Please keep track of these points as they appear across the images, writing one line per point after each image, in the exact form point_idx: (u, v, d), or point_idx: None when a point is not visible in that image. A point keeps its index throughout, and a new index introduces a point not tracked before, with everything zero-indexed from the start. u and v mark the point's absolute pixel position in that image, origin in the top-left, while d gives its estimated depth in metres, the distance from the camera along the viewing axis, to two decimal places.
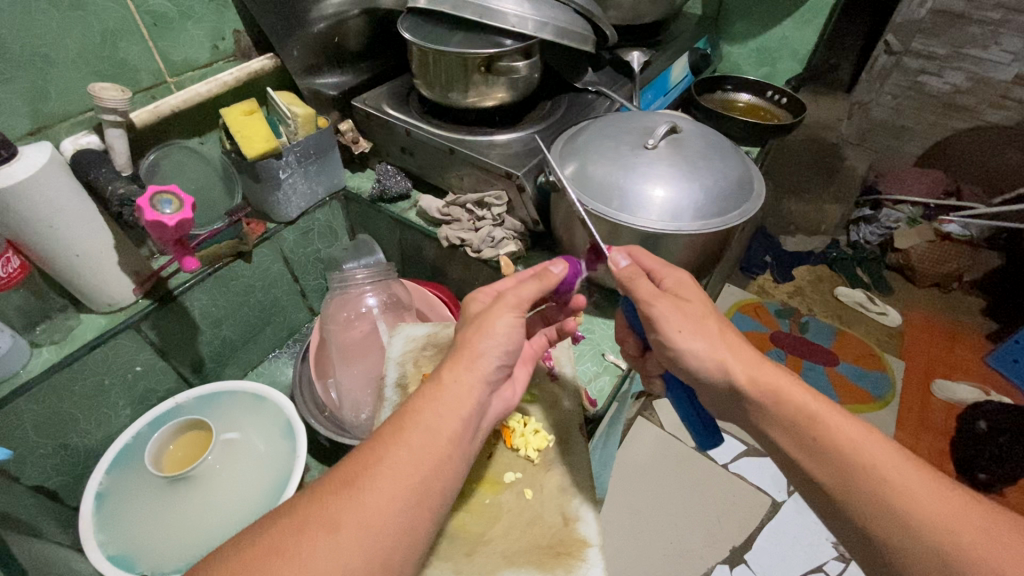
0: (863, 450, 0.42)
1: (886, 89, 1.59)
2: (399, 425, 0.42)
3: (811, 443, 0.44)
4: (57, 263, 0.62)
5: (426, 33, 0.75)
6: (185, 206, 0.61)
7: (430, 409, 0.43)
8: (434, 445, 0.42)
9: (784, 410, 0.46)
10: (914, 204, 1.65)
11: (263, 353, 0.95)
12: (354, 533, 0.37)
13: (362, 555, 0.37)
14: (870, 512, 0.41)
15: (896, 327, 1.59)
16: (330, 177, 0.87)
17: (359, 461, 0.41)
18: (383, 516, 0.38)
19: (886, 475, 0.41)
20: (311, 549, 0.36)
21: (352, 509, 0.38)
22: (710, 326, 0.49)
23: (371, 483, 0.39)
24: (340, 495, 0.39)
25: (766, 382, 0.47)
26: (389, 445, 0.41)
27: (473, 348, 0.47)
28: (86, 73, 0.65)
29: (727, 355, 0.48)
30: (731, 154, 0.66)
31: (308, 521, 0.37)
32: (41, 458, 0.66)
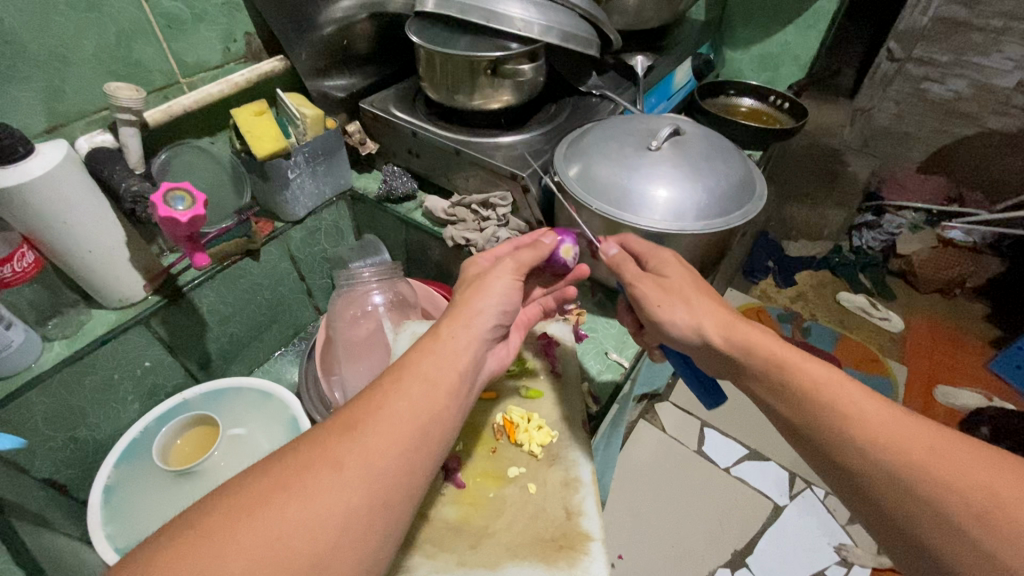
0: (831, 391, 0.43)
1: (889, 95, 1.60)
2: (399, 374, 0.44)
3: (782, 391, 0.45)
4: (70, 258, 0.63)
5: (434, 37, 0.76)
6: (197, 204, 0.62)
7: (430, 361, 0.45)
8: (434, 393, 0.43)
9: (773, 367, 0.45)
10: (917, 210, 1.67)
11: (269, 351, 0.96)
12: (357, 472, 0.38)
13: (366, 490, 0.38)
14: (840, 449, 0.41)
15: (898, 333, 1.60)
16: (337, 178, 0.88)
17: (360, 406, 0.42)
18: (384, 458, 0.39)
19: (854, 413, 0.41)
20: (315, 485, 0.37)
21: (354, 450, 0.39)
22: (688, 292, 0.51)
23: (372, 427, 0.40)
24: (343, 437, 0.40)
25: (742, 339, 0.47)
26: (389, 392, 0.43)
27: (472, 306, 0.50)
28: (101, 73, 0.66)
29: (700, 318, 0.49)
30: (734, 156, 0.67)
31: (311, 461, 0.38)
32: (52, 450, 0.67)
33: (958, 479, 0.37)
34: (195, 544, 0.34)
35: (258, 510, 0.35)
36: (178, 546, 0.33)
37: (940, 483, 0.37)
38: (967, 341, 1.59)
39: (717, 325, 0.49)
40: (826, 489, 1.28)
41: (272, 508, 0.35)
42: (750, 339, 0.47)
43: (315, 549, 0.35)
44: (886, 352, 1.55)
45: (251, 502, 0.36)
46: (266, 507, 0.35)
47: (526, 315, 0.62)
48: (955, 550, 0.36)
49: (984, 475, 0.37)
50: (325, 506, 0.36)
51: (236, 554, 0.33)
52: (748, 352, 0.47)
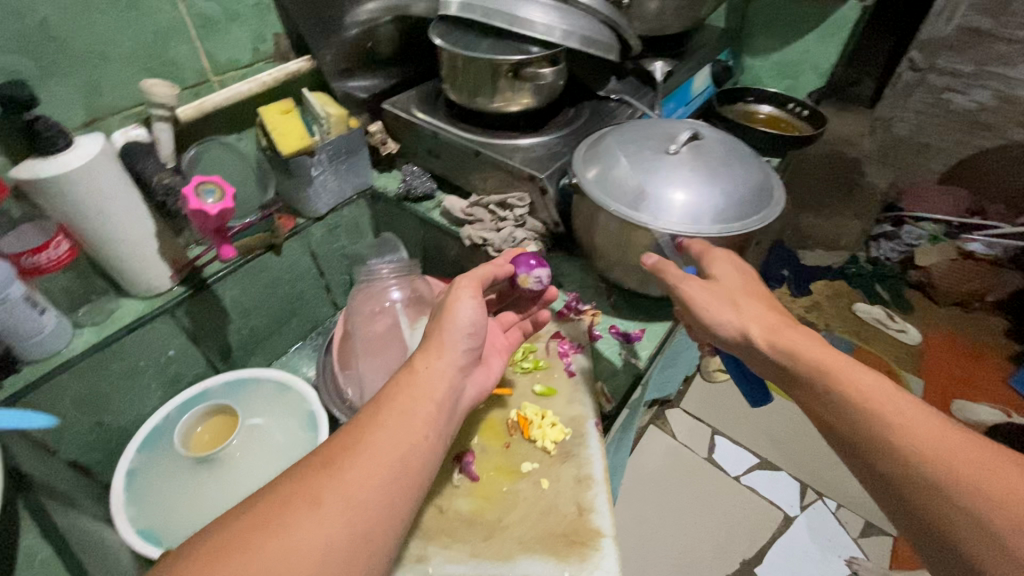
0: (867, 396, 0.44)
1: (911, 105, 1.56)
2: (377, 408, 0.46)
3: (825, 395, 0.46)
4: (102, 247, 0.65)
5: (456, 39, 0.77)
6: (226, 196, 0.64)
7: (404, 393, 0.47)
8: (409, 425, 0.45)
9: (803, 366, 0.48)
10: (936, 221, 1.62)
11: (287, 344, 0.98)
12: (337, 505, 0.39)
13: (345, 524, 0.39)
14: (864, 440, 0.43)
15: (915, 346, 1.58)
16: (359, 176, 0.90)
17: (340, 443, 0.43)
18: (364, 489, 0.40)
19: (890, 417, 0.42)
20: (294, 521, 0.38)
21: (334, 484, 0.40)
22: (736, 296, 0.54)
23: (350, 462, 0.42)
24: (322, 472, 0.41)
25: (787, 342, 0.49)
26: (367, 426, 0.44)
27: (441, 337, 0.51)
28: (137, 70, 0.69)
29: (746, 322, 0.52)
30: (752, 161, 0.68)
31: (291, 496, 0.39)
32: (78, 434, 0.69)
33: (993, 486, 0.36)
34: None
35: (239, 546, 0.36)
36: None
37: (972, 488, 0.37)
38: (986, 356, 1.56)
39: (760, 327, 0.52)
40: (838, 501, 1.26)
41: (253, 544, 0.36)
42: (793, 342, 0.49)
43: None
44: (902, 363, 1.53)
45: (232, 539, 0.36)
46: (247, 542, 0.36)
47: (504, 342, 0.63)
48: (985, 556, 0.35)
49: (1020, 486, 0.36)
50: (305, 538, 0.37)
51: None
52: (792, 354, 0.48)
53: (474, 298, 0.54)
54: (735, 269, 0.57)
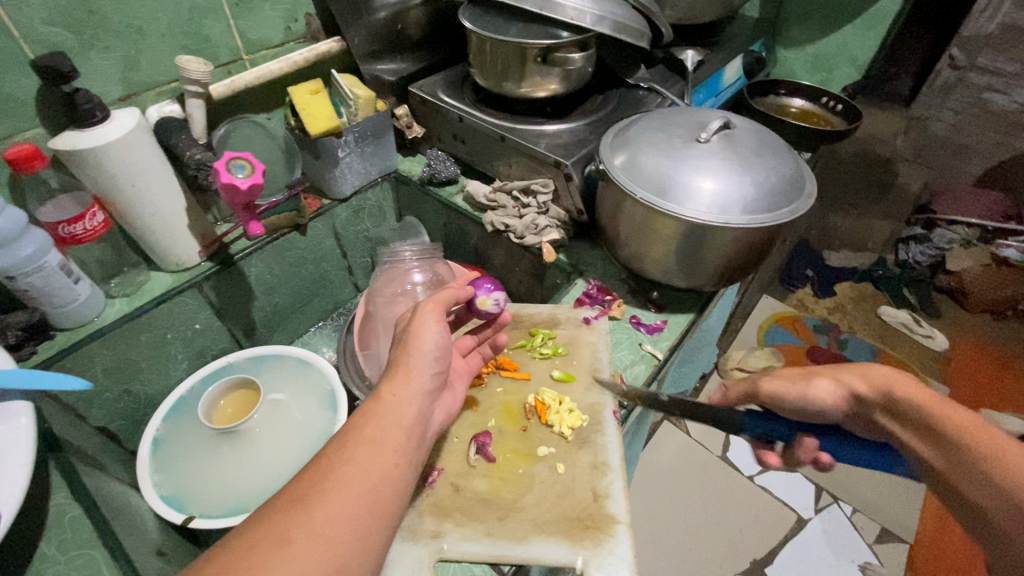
0: (960, 427, 0.39)
1: (948, 104, 1.51)
2: (343, 440, 0.43)
3: (926, 434, 0.41)
4: (135, 220, 0.67)
5: (486, 22, 0.77)
6: (256, 172, 0.65)
7: (371, 423, 0.44)
8: (375, 454, 0.42)
9: (905, 408, 0.43)
10: (971, 225, 1.56)
11: (309, 323, 1.00)
12: (307, 543, 0.36)
13: (319, 563, 0.35)
14: (969, 483, 0.37)
15: (942, 351, 1.54)
16: (384, 159, 0.91)
17: (307, 476, 0.40)
18: (334, 525, 0.37)
19: (984, 441, 0.37)
20: (261, 565, 0.34)
21: (303, 522, 0.37)
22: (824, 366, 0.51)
23: (318, 499, 0.38)
24: (289, 511, 0.37)
25: (882, 382, 0.46)
26: (335, 459, 0.41)
27: (409, 361, 0.49)
28: (173, 46, 0.70)
29: (833, 381, 0.49)
30: (784, 153, 0.66)
31: (252, 540, 0.36)
32: (107, 401, 0.72)
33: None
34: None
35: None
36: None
37: None
38: (1017, 367, 1.52)
39: (854, 378, 0.48)
40: (854, 506, 1.24)
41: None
42: (891, 380, 0.45)
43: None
44: (927, 369, 1.50)
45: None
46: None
47: (468, 364, 0.60)
48: None
49: None
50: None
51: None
52: (889, 396, 0.44)
53: (438, 322, 0.52)
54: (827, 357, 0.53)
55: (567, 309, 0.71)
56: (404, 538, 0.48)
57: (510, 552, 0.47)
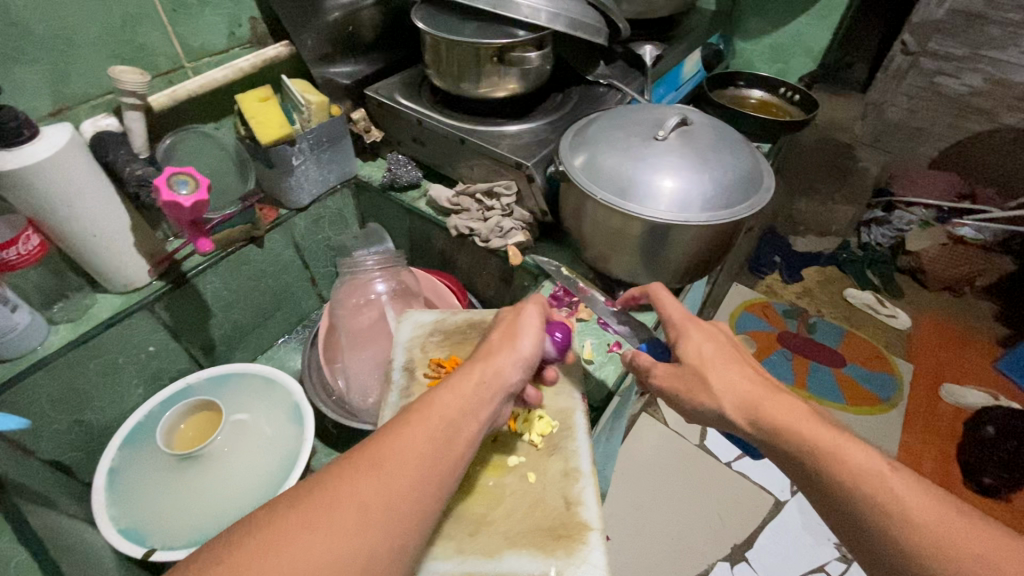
0: (858, 476, 0.43)
1: (902, 89, 1.55)
2: (380, 443, 0.41)
3: (816, 479, 0.44)
4: (75, 242, 0.63)
5: (439, 23, 0.75)
6: (200, 187, 0.62)
7: (411, 432, 0.42)
8: (407, 470, 0.40)
9: (781, 426, 0.47)
10: (926, 207, 1.63)
11: (273, 337, 0.97)
12: (351, 518, 0.37)
13: (355, 541, 0.36)
14: (848, 506, 0.43)
15: (905, 330, 1.59)
16: (342, 165, 0.88)
17: (333, 474, 0.39)
18: (377, 507, 0.38)
19: (886, 495, 0.42)
20: (305, 527, 0.36)
21: (348, 495, 0.38)
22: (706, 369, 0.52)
23: (366, 475, 0.39)
24: (340, 480, 0.39)
25: (771, 420, 0.47)
26: (367, 461, 0.40)
27: (494, 361, 0.48)
28: (106, 55, 0.66)
29: (721, 396, 0.50)
30: (741, 147, 0.66)
31: (269, 533, 0.36)
32: (56, 433, 0.68)
33: (975, 548, 0.39)
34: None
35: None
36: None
37: (927, 542, 0.40)
38: (976, 341, 1.57)
39: (736, 402, 0.49)
40: None
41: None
42: (756, 400, 0.49)
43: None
44: (892, 348, 1.54)
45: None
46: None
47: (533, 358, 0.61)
48: None
49: (968, 538, 0.39)
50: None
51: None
52: (762, 413, 0.48)
53: (536, 331, 0.52)
54: (712, 340, 0.54)
55: None
56: None
57: (482, 568, 0.46)
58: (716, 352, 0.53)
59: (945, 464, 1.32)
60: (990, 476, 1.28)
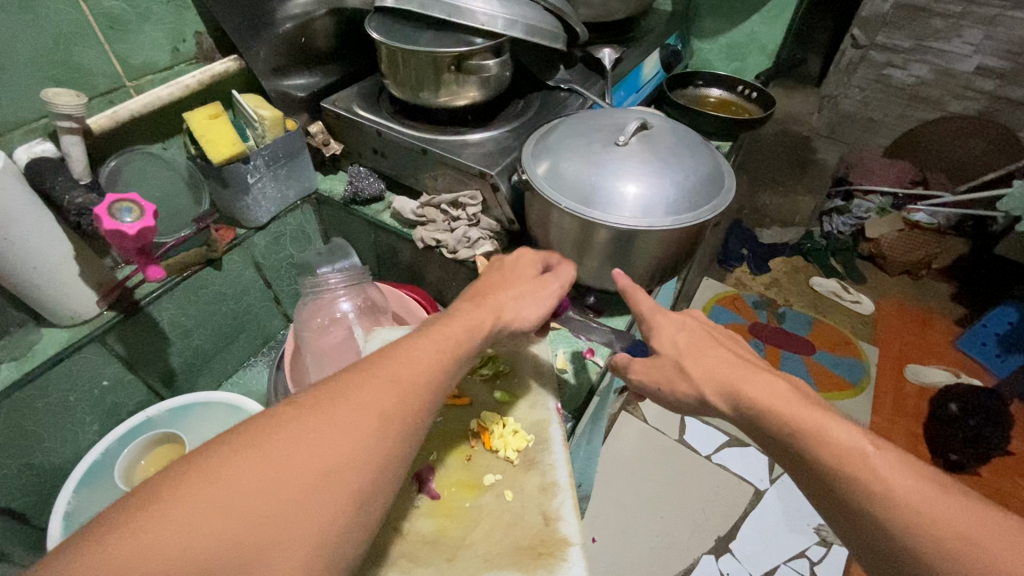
0: (840, 457, 0.41)
1: (854, 82, 1.61)
2: (391, 356, 0.43)
3: (800, 460, 0.43)
4: (14, 276, 0.59)
5: (394, 33, 0.74)
6: (146, 214, 0.59)
7: (418, 350, 0.44)
8: (419, 382, 0.42)
9: (761, 409, 0.46)
10: (883, 194, 1.69)
11: (238, 362, 0.94)
12: (322, 436, 0.36)
13: (326, 458, 0.36)
14: (834, 490, 0.41)
15: (869, 315, 1.64)
16: (301, 181, 0.85)
17: (324, 393, 0.39)
18: (350, 428, 0.37)
19: (868, 475, 0.40)
20: (276, 442, 0.35)
21: (321, 416, 0.38)
22: (685, 362, 0.51)
23: (342, 398, 0.39)
24: (315, 403, 0.38)
25: (751, 402, 0.46)
26: (380, 369, 0.42)
27: (477, 310, 0.50)
28: (38, 78, 0.63)
29: (700, 382, 0.50)
30: (701, 149, 0.67)
31: (284, 422, 0.37)
32: (5, 479, 0.64)
33: (961, 529, 0.37)
34: (166, 496, 0.32)
35: (229, 468, 0.34)
36: (145, 502, 0.31)
37: (909, 522, 0.37)
38: (936, 321, 1.63)
39: (717, 388, 0.49)
40: None
41: (237, 476, 0.33)
42: (737, 384, 0.48)
43: (283, 521, 0.33)
44: (859, 333, 1.59)
45: (224, 461, 0.34)
46: (233, 465, 0.34)
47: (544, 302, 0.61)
48: None
49: (954, 514, 0.37)
50: (299, 474, 0.35)
51: (200, 517, 0.31)
52: (741, 394, 0.47)
53: (531, 294, 0.54)
54: (684, 330, 0.54)
55: None
56: None
57: None
58: (690, 340, 0.53)
59: (914, 442, 1.35)
60: (956, 453, 1.34)
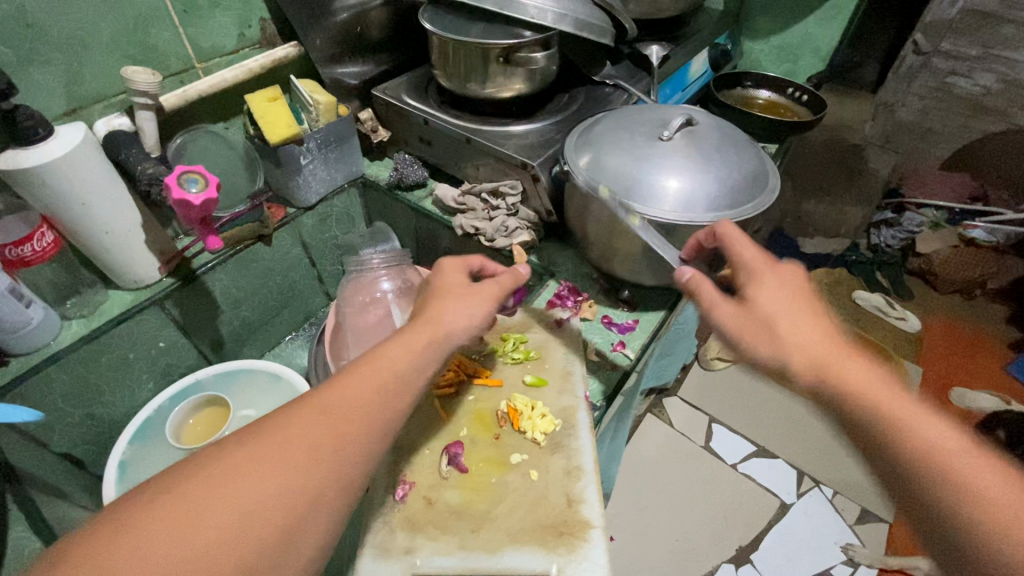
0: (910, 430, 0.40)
1: (913, 90, 1.52)
2: (332, 408, 0.42)
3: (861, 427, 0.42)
4: (88, 239, 0.64)
5: (446, 24, 0.76)
6: (210, 186, 0.63)
7: (366, 379, 0.44)
8: (363, 418, 0.42)
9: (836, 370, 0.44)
10: (938, 208, 1.62)
11: (280, 335, 0.98)
12: (265, 484, 0.37)
13: (268, 508, 0.37)
14: (898, 462, 0.40)
15: (914, 332, 1.58)
16: (349, 165, 0.89)
17: (269, 434, 0.40)
18: (293, 475, 0.38)
19: (933, 451, 0.39)
20: (217, 494, 0.36)
21: (265, 462, 0.38)
22: (774, 318, 0.47)
23: (290, 438, 0.40)
24: (261, 445, 0.39)
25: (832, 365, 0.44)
26: (320, 425, 0.41)
27: (430, 318, 0.49)
28: (119, 56, 0.68)
29: (791, 342, 0.46)
30: (746, 147, 0.66)
31: (216, 472, 0.37)
32: (69, 426, 0.70)
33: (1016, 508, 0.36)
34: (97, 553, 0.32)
35: (155, 529, 0.33)
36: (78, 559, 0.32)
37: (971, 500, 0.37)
38: (988, 345, 1.56)
39: (804, 349, 0.45)
40: (835, 488, 1.27)
41: (173, 531, 0.34)
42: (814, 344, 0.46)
43: None
44: (902, 352, 1.53)
45: (153, 518, 0.34)
46: (162, 521, 0.34)
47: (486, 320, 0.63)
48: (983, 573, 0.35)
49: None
50: (228, 534, 0.35)
51: None
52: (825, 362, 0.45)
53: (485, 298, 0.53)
54: (783, 287, 0.49)
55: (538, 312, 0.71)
56: (375, 553, 0.48)
57: (484, 564, 0.47)
58: (786, 298, 0.48)
59: None
60: None
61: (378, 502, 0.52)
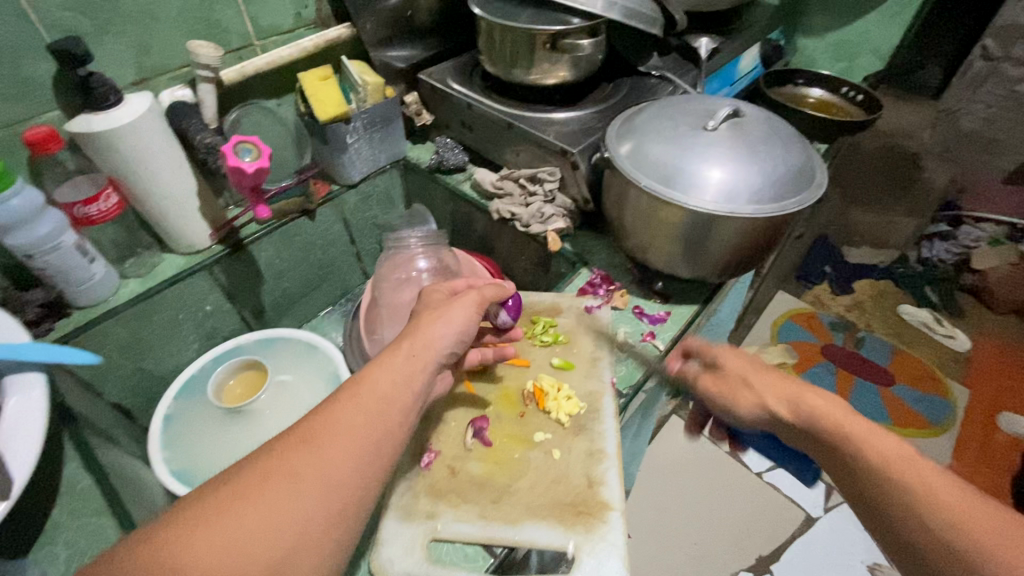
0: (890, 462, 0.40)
1: (979, 97, 1.40)
2: (315, 438, 0.39)
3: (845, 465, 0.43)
4: (148, 203, 0.68)
5: (494, 8, 0.77)
6: (262, 156, 0.67)
7: (366, 399, 0.42)
8: (367, 440, 0.40)
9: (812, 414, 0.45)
10: (997, 223, 1.54)
11: (318, 308, 1.02)
12: (268, 514, 0.35)
13: (272, 539, 0.35)
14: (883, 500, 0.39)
15: (964, 352, 1.50)
16: (392, 146, 0.91)
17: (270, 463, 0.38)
18: (298, 503, 0.36)
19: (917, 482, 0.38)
20: (219, 531, 0.34)
21: (267, 491, 0.36)
22: (750, 375, 0.51)
23: (293, 461, 0.38)
24: (263, 476, 0.37)
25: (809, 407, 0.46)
26: (303, 458, 0.38)
27: (419, 332, 0.48)
28: (185, 31, 0.71)
29: (761, 397, 0.49)
30: (795, 141, 0.65)
31: (217, 508, 0.35)
32: (122, 378, 0.74)
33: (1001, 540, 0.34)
34: None
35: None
36: None
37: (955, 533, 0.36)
38: None
39: (778, 396, 0.48)
40: None
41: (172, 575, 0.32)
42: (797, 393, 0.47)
43: None
44: (948, 371, 1.46)
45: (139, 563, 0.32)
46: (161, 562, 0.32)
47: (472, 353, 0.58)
48: None
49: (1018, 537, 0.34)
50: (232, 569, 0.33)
51: None
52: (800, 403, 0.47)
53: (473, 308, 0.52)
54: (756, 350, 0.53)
55: (570, 297, 0.71)
56: (398, 516, 0.50)
57: (503, 534, 0.48)
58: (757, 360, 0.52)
59: (997, 495, 1.24)
60: None
61: (403, 469, 0.53)
